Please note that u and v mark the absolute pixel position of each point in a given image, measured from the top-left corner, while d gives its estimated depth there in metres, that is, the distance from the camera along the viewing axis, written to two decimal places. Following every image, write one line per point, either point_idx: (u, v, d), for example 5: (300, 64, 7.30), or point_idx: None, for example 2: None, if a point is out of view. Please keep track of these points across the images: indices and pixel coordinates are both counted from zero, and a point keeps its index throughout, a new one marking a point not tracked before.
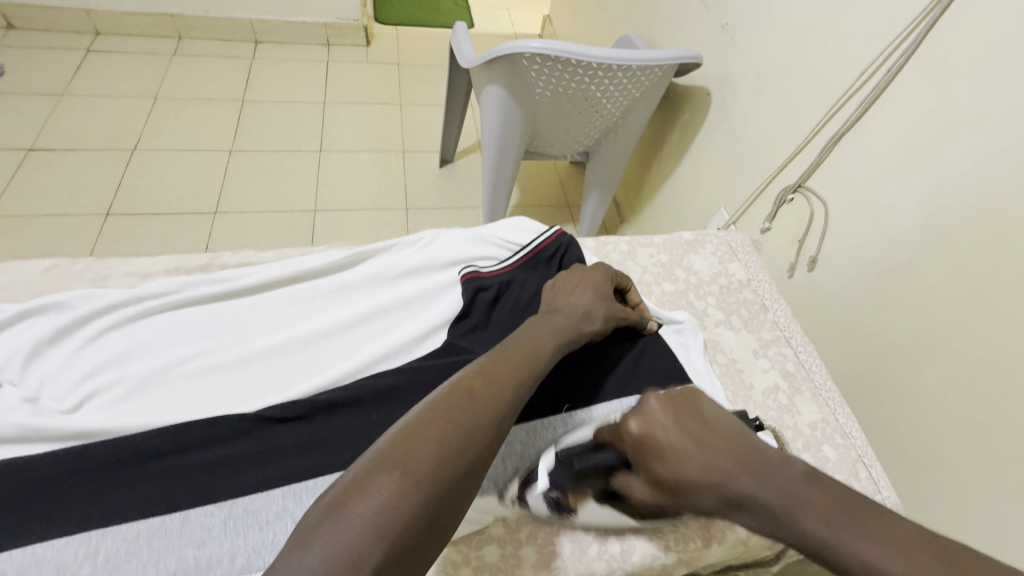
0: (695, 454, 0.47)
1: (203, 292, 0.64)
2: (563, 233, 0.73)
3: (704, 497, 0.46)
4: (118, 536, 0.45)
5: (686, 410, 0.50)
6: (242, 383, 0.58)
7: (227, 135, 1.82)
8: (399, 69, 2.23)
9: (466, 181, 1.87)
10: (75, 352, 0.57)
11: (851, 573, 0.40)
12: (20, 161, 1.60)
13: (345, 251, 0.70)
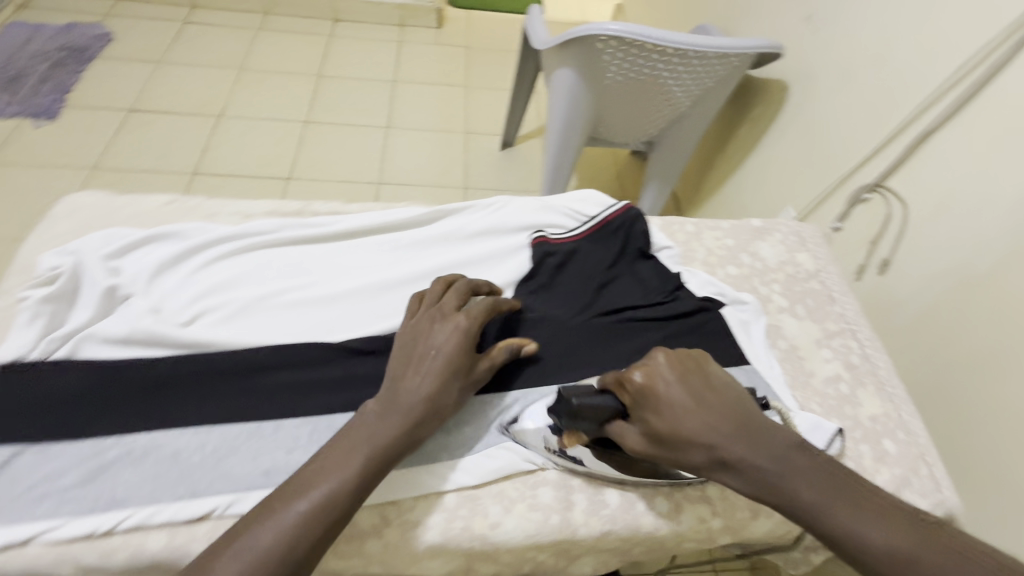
0: (697, 414, 0.50)
1: (297, 234, 0.69)
2: (631, 207, 0.74)
3: (698, 452, 0.50)
4: (222, 433, 0.53)
5: (691, 373, 0.53)
6: (327, 317, 0.63)
7: (303, 107, 1.92)
8: (466, 51, 2.27)
9: (525, 164, 1.89)
10: (189, 275, 0.64)
11: (821, 531, 0.46)
12: (122, 120, 1.76)
13: (425, 208, 0.74)
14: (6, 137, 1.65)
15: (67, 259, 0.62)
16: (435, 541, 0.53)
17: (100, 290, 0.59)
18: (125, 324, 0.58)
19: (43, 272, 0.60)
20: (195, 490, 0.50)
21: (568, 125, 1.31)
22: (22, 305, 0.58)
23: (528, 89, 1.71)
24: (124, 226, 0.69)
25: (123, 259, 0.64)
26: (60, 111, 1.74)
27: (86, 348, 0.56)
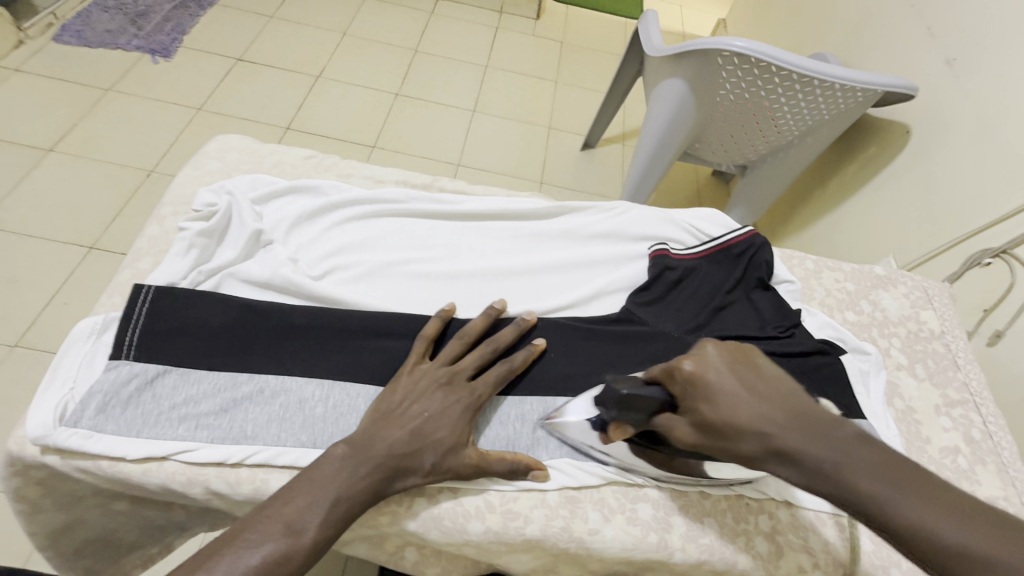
0: (748, 400, 0.45)
1: (425, 208, 0.71)
2: (756, 234, 0.72)
3: (746, 441, 0.45)
4: (343, 391, 0.56)
5: (742, 361, 0.48)
6: (446, 293, 0.64)
7: (396, 79, 1.95)
8: (561, 46, 2.26)
9: (606, 168, 1.87)
10: (324, 231, 0.67)
11: (895, 533, 0.40)
12: (230, 67, 1.84)
13: (548, 203, 0.74)
14: (126, 68, 1.75)
15: (222, 198, 0.66)
16: (533, 535, 0.54)
17: (246, 232, 0.63)
18: (266, 268, 0.61)
19: (200, 207, 0.65)
20: (316, 440, 0.53)
21: (668, 139, 1.29)
22: (180, 235, 0.62)
23: (625, 93, 1.69)
24: (270, 175, 0.73)
25: (266, 206, 0.68)
26: (176, 51, 1.83)
27: (228, 285, 0.60)
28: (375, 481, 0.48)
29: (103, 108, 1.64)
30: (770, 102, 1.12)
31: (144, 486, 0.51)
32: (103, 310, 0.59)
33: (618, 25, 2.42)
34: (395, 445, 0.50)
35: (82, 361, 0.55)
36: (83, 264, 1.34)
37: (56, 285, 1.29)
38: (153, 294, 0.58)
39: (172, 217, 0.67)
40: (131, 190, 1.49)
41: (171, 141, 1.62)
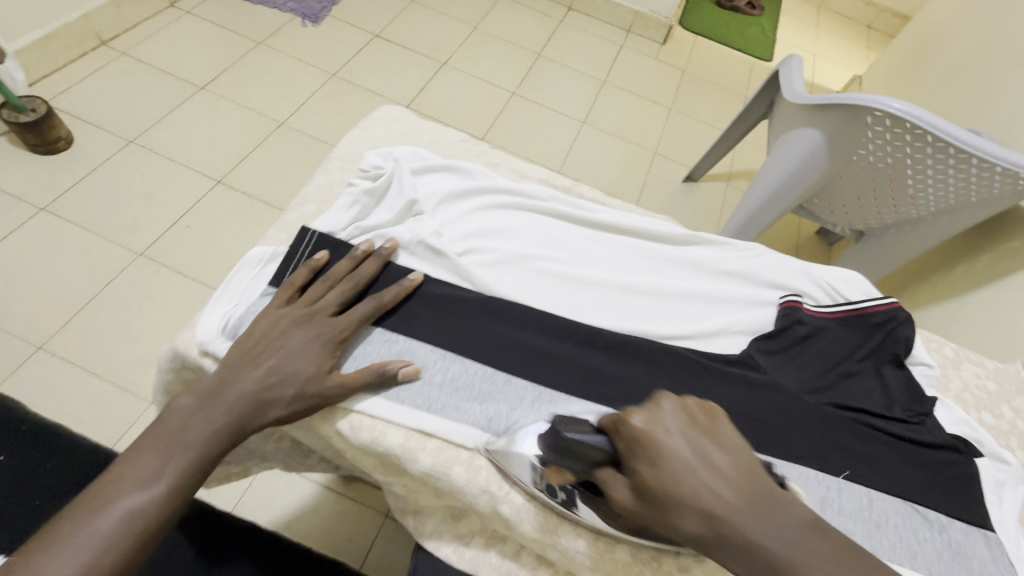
0: (698, 472, 0.41)
1: (564, 210, 0.72)
2: (899, 308, 0.67)
3: (688, 517, 0.40)
4: (463, 367, 0.58)
5: (699, 430, 0.43)
6: (570, 297, 0.65)
7: (515, 78, 2.00)
8: (681, 75, 2.23)
9: (705, 204, 1.82)
10: (468, 213, 0.69)
11: None
12: (368, 41, 1.96)
13: (682, 229, 0.73)
14: (278, 27, 1.90)
15: (388, 163, 0.71)
16: (619, 558, 0.53)
17: (402, 197, 0.67)
18: (414, 236, 0.65)
19: (369, 168, 0.70)
20: (429, 405, 0.56)
21: (790, 189, 1.24)
22: (347, 188, 0.68)
23: (743, 133, 1.64)
24: (426, 150, 0.77)
25: (421, 178, 0.72)
26: (324, 19, 1.97)
27: (377, 243, 0.64)
28: (235, 422, 0.48)
29: (253, 59, 1.79)
30: (912, 172, 1.05)
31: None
32: (268, 243, 0.65)
33: (744, 64, 2.36)
34: (255, 381, 0.50)
35: (248, 285, 0.61)
36: (209, 195, 1.47)
37: (182, 208, 1.42)
38: (314, 239, 0.63)
39: (337, 171, 0.72)
40: (259, 136, 1.62)
41: (303, 99, 1.74)
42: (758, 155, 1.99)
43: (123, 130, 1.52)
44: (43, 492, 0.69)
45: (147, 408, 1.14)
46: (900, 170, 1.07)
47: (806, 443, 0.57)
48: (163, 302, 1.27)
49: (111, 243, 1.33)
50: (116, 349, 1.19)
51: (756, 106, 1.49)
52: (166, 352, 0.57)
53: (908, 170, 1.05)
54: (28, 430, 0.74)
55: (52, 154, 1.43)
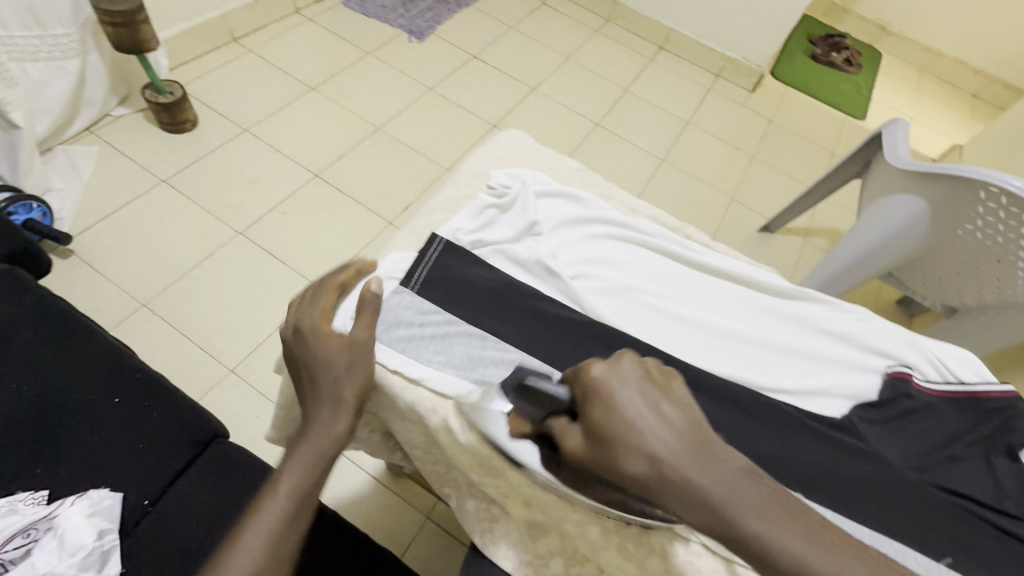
0: (651, 418, 0.37)
1: (672, 249, 0.71)
2: (1018, 397, 0.63)
3: (634, 461, 0.36)
4: None
5: (651, 377, 0.40)
6: (677, 337, 0.65)
7: (599, 110, 2.05)
8: (768, 124, 2.21)
9: (781, 256, 1.77)
10: (582, 239, 0.69)
11: None
12: (465, 60, 2.06)
13: (788, 285, 0.72)
14: (387, 40, 2.04)
15: (515, 183, 0.71)
16: None
17: (525, 219, 0.67)
18: (532, 253, 0.65)
19: (496, 185, 0.70)
20: None
21: (881, 252, 1.20)
22: (476, 203, 0.68)
23: (833, 190, 1.60)
24: (548, 174, 0.76)
25: (542, 201, 0.72)
26: (427, 36, 2.10)
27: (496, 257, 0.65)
28: (326, 431, 0.49)
29: (360, 66, 1.93)
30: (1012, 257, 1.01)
31: (389, 395, 0.55)
32: (397, 247, 0.66)
33: (834, 120, 2.31)
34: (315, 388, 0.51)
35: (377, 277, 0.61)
36: (305, 186, 1.58)
37: (280, 196, 1.54)
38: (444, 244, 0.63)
39: (465, 184, 0.72)
40: (356, 138, 1.73)
41: (400, 108, 1.85)
42: (840, 214, 1.93)
43: (240, 119, 1.67)
44: (147, 436, 0.78)
45: (227, 375, 1.22)
46: (999, 252, 1.03)
47: (912, 522, 0.55)
48: (254, 279, 1.37)
49: (216, 220, 1.45)
50: (207, 317, 1.29)
51: (851, 164, 1.46)
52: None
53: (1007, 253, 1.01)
54: (142, 379, 0.83)
55: (179, 134, 1.58)
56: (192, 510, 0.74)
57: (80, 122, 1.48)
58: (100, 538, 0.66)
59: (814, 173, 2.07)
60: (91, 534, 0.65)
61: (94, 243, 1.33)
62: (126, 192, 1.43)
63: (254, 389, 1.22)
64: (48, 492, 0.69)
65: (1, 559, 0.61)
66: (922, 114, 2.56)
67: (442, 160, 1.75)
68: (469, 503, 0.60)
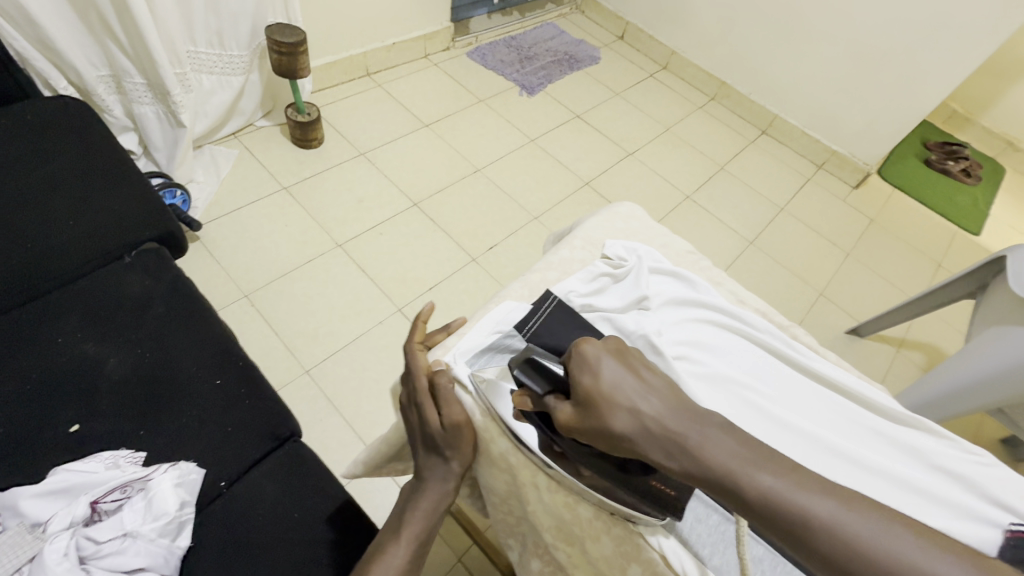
0: (630, 385, 0.43)
1: (774, 344, 0.64)
2: None
3: (622, 417, 0.41)
4: None
5: (628, 353, 0.46)
6: (770, 439, 0.55)
7: (691, 184, 2.06)
8: (868, 223, 2.12)
9: (869, 364, 1.65)
10: (686, 321, 0.63)
11: (797, 536, 0.35)
12: (569, 118, 2.17)
13: (902, 409, 0.61)
14: (499, 90, 2.19)
15: (632, 257, 0.68)
16: None
17: (636, 290, 0.63)
18: (639, 325, 0.59)
19: (613, 257, 0.68)
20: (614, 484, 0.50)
21: (997, 383, 1.09)
22: (590, 268, 0.67)
23: (939, 305, 1.49)
24: (659, 251, 0.74)
25: (656, 278, 0.67)
26: (538, 92, 2.24)
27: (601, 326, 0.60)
28: (443, 490, 0.58)
29: (472, 111, 2.07)
30: None
31: (483, 437, 0.56)
32: (513, 298, 0.65)
33: (944, 231, 2.18)
34: (427, 459, 0.58)
35: (503, 315, 0.61)
36: (404, 212, 1.69)
37: (379, 218, 1.65)
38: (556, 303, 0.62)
39: (579, 248, 0.73)
40: (456, 176, 1.84)
41: (501, 154, 1.96)
42: (940, 331, 1.79)
43: (359, 144, 1.83)
44: (237, 421, 0.84)
45: (302, 375, 1.29)
46: None
47: None
48: (342, 290, 1.47)
49: (321, 230, 1.58)
50: (295, 316, 1.39)
51: (963, 282, 1.36)
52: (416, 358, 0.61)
53: None
54: (241, 367, 0.90)
55: (306, 149, 1.76)
56: (260, 501, 0.77)
57: (229, 127, 1.69)
58: (180, 509, 0.69)
59: (916, 282, 1.94)
60: (174, 503, 0.68)
61: (217, 233, 1.49)
62: (252, 193, 1.60)
63: (323, 392, 1.28)
64: (144, 454, 0.76)
65: (99, 506, 0.66)
66: None
67: (531, 208, 1.82)
68: (533, 563, 0.60)
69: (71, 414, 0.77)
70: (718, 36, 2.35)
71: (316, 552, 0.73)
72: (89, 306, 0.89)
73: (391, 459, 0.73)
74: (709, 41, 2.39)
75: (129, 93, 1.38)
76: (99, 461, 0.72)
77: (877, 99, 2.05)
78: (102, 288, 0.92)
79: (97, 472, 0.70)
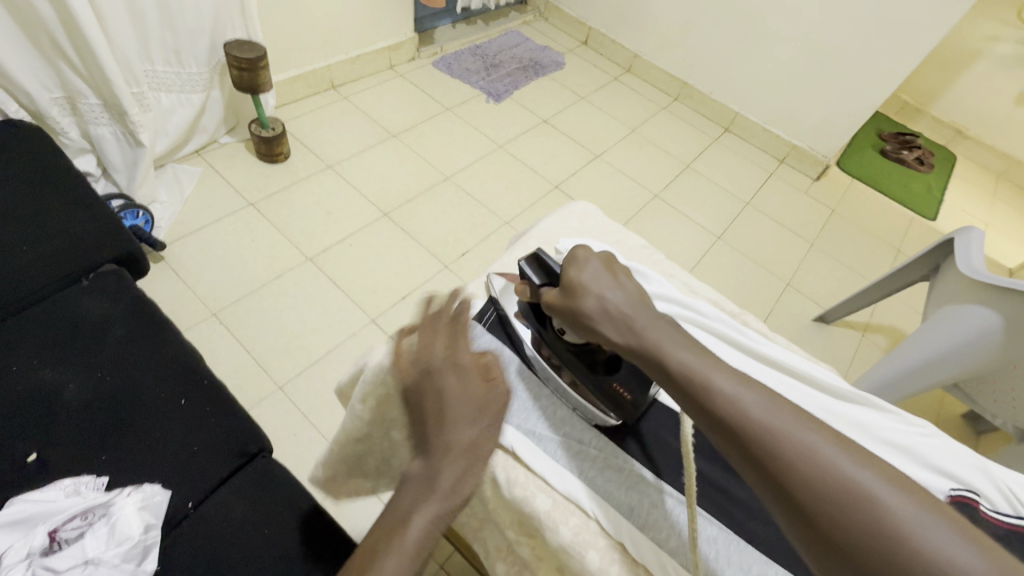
0: (604, 283, 0.52)
1: (725, 331, 0.66)
2: None
3: (588, 299, 0.51)
4: (614, 455, 0.55)
5: (618, 268, 0.54)
6: None
7: (658, 183, 2.10)
8: (830, 214, 2.19)
9: (836, 350, 1.70)
10: None
11: (710, 404, 0.41)
12: (536, 123, 2.20)
13: (848, 386, 0.64)
14: (466, 99, 2.21)
15: (583, 252, 0.69)
16: None
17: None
18: None
19: (565, 252, 0.70)
20: (581, 473, 0.53)
21: (949, 359, 1.14)
22: None
23: (897, 288, 1.55)
24: (612, 248, 0.75)
25: None
26: (504, 98, 2.26)
27: None
28: None
29: (439, 120, 2.09)
30: None
31: None
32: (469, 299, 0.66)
33: (901, 216, 2.27)
34: None
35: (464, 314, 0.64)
36: (375, 223, 1.69)
37: (349, 229, 1.65)
38: None
39: (534, 247, 0.74)
40: (426, 184, 1.85)
41: (470, 161, 1.97)
42: (902, 314, 1.86)
43: (327, 157, 1.83)
44: (202, 440, 0.82)
45: (275, 392, 1.28)
46: None
47: None
48: (314, 303, 1.46)
49: (290, 244, 1.56)
50: (266, 332, 1.37)
51: (918, 265, 1.41)
52: (375, 365, 0.61)
53: None
54: (207, 386, 0.89)
55: (272, 164, 1.75)
56: (230, 520, 0.76)
57: (192, 145, 1.67)
58: (145, 532, 0.67)
59: (877, 268, 2.01)
60: (139, 527, 0.67)
61: (182, 252, 1.46)
62: (217, 210, 1.58)
63: (298, 407, 1.27)
64: (108, 477, 0.75)
65: (59, 536, 0.64)
66: (996, 221, 2.49)
67: (503, 213, 1.83)
68: (498, 564, 0.60)
69: (27, 442, 0.75)
70: (677, 38, 2.41)
71: (287, 568, 0.72)
72: (45, 332, 0.87)
73: (358, 463, 0.73)
74: (669, 45, 2.45)
75: (85, 114, 1.35)
76: (59, 489, 0.70)
77: (831, 93, 2.12)
78: (58, 313, 0.90)
79: (56, 500, 0.69)
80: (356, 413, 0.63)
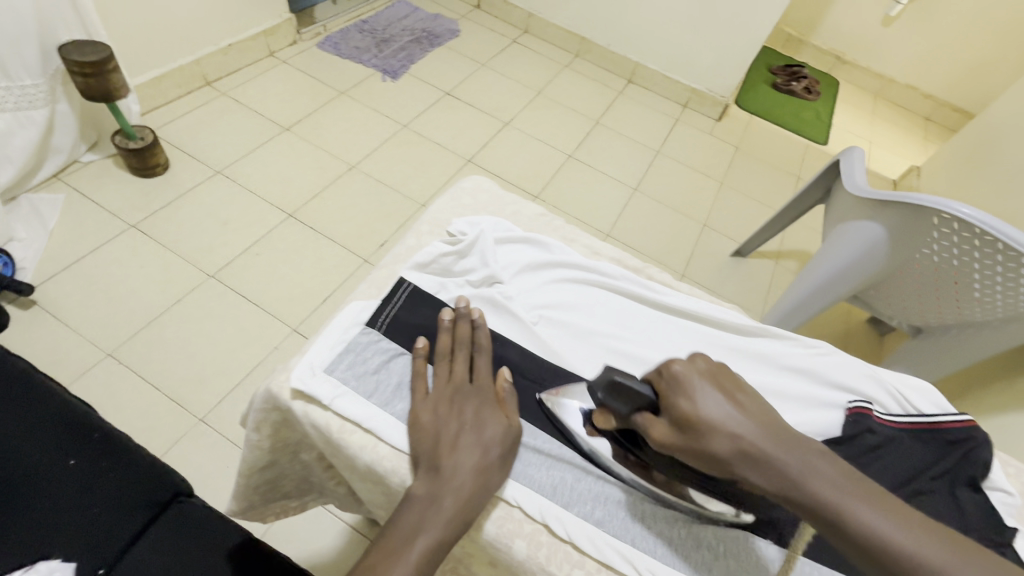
0: (732, 412, 0.44)
1: (628, 288, 0.67)
2: (976, 429, 0.57)
3: (719, 439, 0.43)
4: (534, 436, 0.55)
5: (722, 375, 0.47)
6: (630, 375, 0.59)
7: (571, 143, 2.09)
8: (734, 151, 2.28)
9: (753, 280, 1.80)
10: (543, 283, 0.66)
11: (884, 559, 0.39)
12: (439, 97, 2.11)
13: (750, 321, 0.66)
14: (360, 79, 2.08)
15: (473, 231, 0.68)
16: None
17: (483, 268, 0.65)
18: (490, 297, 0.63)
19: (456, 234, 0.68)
20: None
21: (843, 274, 1.24)
22: (434, 249, 0.67)
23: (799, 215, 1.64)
24: (509, 222, 0.73)
25: (504, 248, 0.69)
26: (401, 75, 2.15)
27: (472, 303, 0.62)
28: None
29: (334, 106, 1.95)
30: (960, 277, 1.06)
31: (348, 454, 0.53)
32: (360, 300, 0.62)
33: (797, 145, 2.40)
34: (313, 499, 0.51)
35: (353, 317, 0.60)
36: (280, 226, 1.57)
37: (251, 237, 1.52)
38: (410, 289, 0.62)
39: (427, 233, 0.71)
40: (330, 176, 1.73)
41: (374, 146, 1.87)
42: (807, 236, 1.99)
43: (212, 162, 1.66)
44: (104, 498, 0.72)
45: (197, 424, 1.18)
46: (946, 274, 1.07)
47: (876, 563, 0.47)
48: (224, 323, 1.35)
49: (185, 263, 1.43)
50: (175, 362, 1.26)
51: (813, 190, 1.50)
52: (260, 391, 0.55)
53: (955, 275, 1.06)
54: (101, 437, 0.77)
55: (148, 178, 1.57)
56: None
57: (47, 169, 1.47)
58: None
59: (781, 197, 2.13)
60: None
61: (58, 292, 1.30)
62: (91, 239, 1.41)
63: (225, 436, 1.18)
64: None
65: None
66: (878, 138, 2.70)
67: (417, 196, 1.76)
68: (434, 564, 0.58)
69: None
70: None
71: None
72: None
73: (277, 491, 0.68)
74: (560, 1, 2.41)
75: None
76: None
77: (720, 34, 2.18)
78: None
79: None
80: (254, 445, 0.58)
